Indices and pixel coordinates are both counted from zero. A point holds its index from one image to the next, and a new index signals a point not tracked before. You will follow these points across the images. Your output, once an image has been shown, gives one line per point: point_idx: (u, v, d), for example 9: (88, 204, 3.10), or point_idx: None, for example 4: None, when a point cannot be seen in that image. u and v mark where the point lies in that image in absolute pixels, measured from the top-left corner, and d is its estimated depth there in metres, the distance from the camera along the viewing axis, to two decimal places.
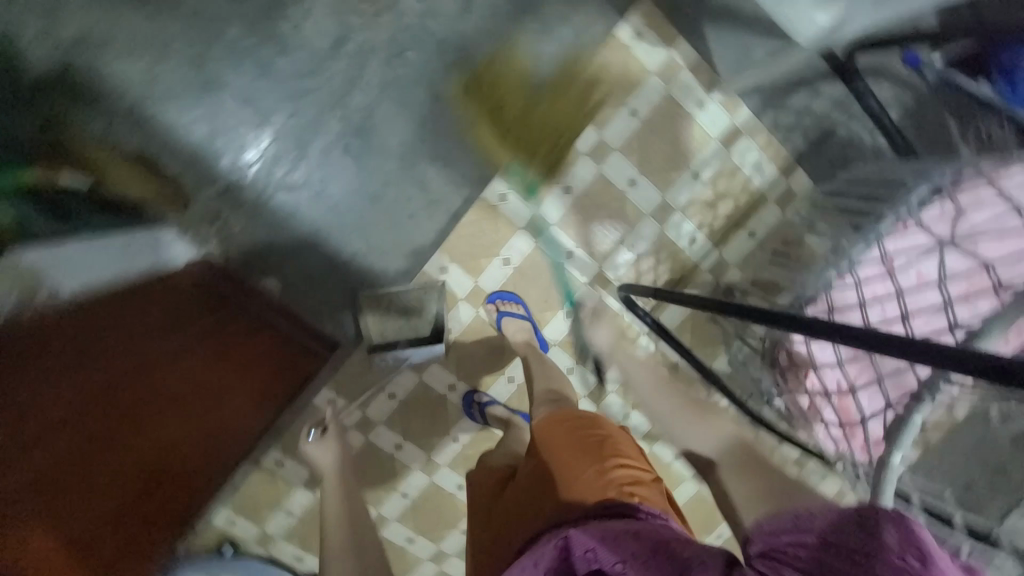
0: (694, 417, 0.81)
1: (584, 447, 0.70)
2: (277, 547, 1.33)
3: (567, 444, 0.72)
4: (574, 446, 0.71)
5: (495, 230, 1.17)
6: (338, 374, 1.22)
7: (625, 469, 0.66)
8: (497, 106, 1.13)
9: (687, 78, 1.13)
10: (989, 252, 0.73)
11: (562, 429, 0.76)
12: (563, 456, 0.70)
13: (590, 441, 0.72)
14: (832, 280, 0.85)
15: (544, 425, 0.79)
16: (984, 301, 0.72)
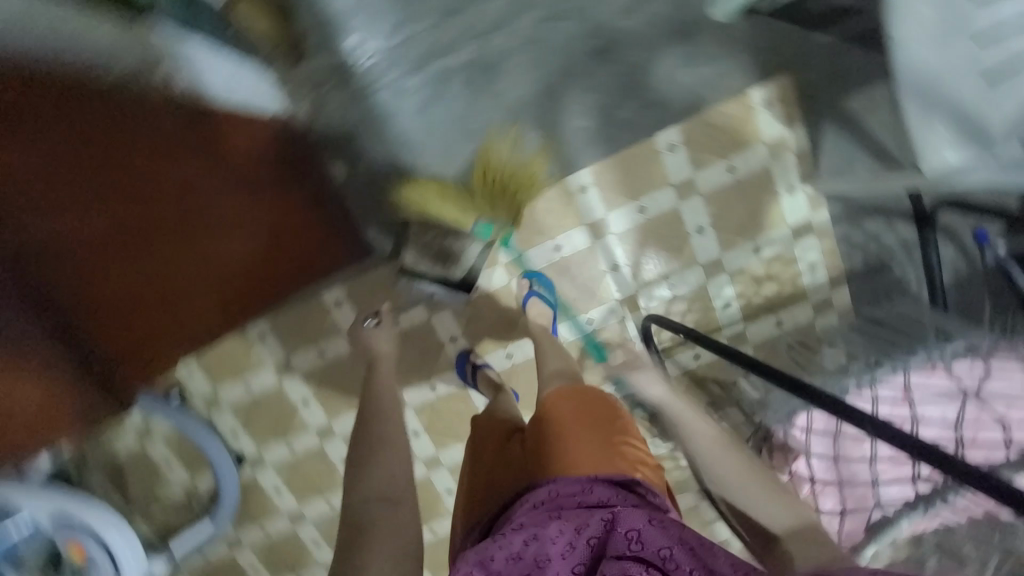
0: (767, 486, 0.73)
1: (597, 420, 0.79)
2: (218, 415, 1.31)
3: (578, 418, 0.79)
4: (585, 421, 0.78)
5: (563, 215, 1.19)
6: (355, 281, 1.24)
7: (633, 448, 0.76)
8: (616, 105, 1.13)
9: (789, 161, 1.17)
10: (1009, 414, 0.79)
11: (572, 403, 0.82)
12: (576, 422, 0.78)
13: (602, 414, 0.80)
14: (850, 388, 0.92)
15: (553, 397, 0.84)
16: (990, 452, 0.78)
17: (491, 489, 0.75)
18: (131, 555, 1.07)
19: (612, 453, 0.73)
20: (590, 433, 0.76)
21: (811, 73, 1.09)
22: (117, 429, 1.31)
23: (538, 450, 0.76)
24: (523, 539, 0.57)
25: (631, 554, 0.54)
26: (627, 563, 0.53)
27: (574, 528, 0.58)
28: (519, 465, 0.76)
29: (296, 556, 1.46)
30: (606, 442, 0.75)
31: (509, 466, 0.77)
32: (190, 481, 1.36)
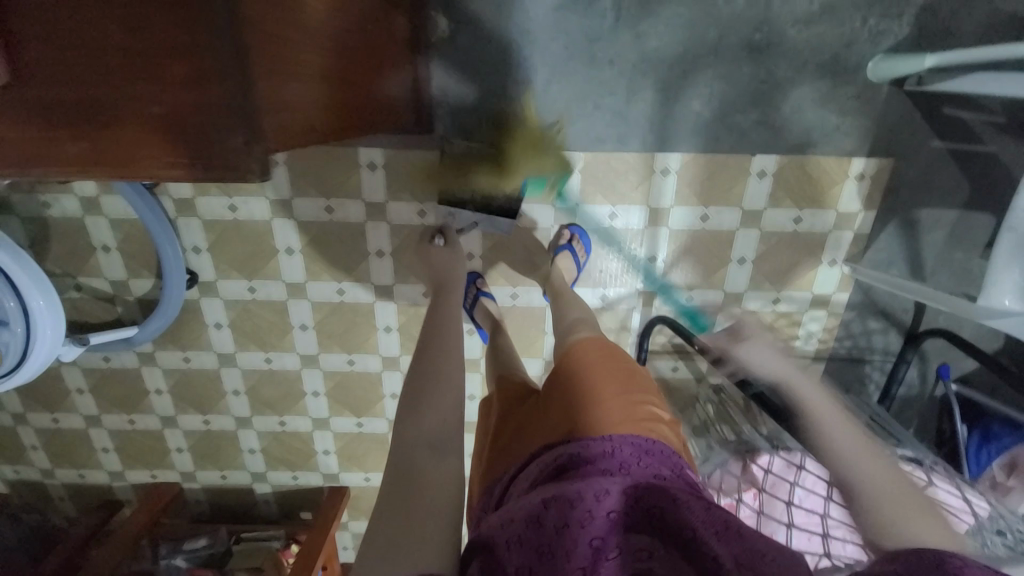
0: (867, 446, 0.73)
1: (613, 377, 0.77)
2: (185, 223, 1.16)
3: (596, 377, 0.76)
4: (601, 381, 0.75)
5: (633, 188, 1.14)
6: (397, 152, 1.10)
7: (653, 406, 0.73)
8: (739, 107, 1.06)
9: (844, 237, 1.19)
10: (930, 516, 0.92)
11: (594, 358, 0.80)
12: (589, 379, 0.76)
13: (620, 373, 0.78)
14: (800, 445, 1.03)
15: (576, 351, 0.82)
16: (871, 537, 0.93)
17: (509, 445, 0.77)
18: (49, 328, 0.94)
19: (629, 411, 0.70)
20: (602, 389, 0.74)
21: (909, 170, 1.11)
22: (62, 188, 1.12)
23: (551, 406, 0.75)
24: (537, 500, 0.56)
25: (649, 531, 0.54)
26: (646, 541, 0.53)
27: (594, 493, 0.55)
28: (533, 422, 0.76)
29: (209, 396, 1.37)
30: (621, 400, 0.72)
31: (525, 423, 0.77)
32: (125, 278, 1.21)
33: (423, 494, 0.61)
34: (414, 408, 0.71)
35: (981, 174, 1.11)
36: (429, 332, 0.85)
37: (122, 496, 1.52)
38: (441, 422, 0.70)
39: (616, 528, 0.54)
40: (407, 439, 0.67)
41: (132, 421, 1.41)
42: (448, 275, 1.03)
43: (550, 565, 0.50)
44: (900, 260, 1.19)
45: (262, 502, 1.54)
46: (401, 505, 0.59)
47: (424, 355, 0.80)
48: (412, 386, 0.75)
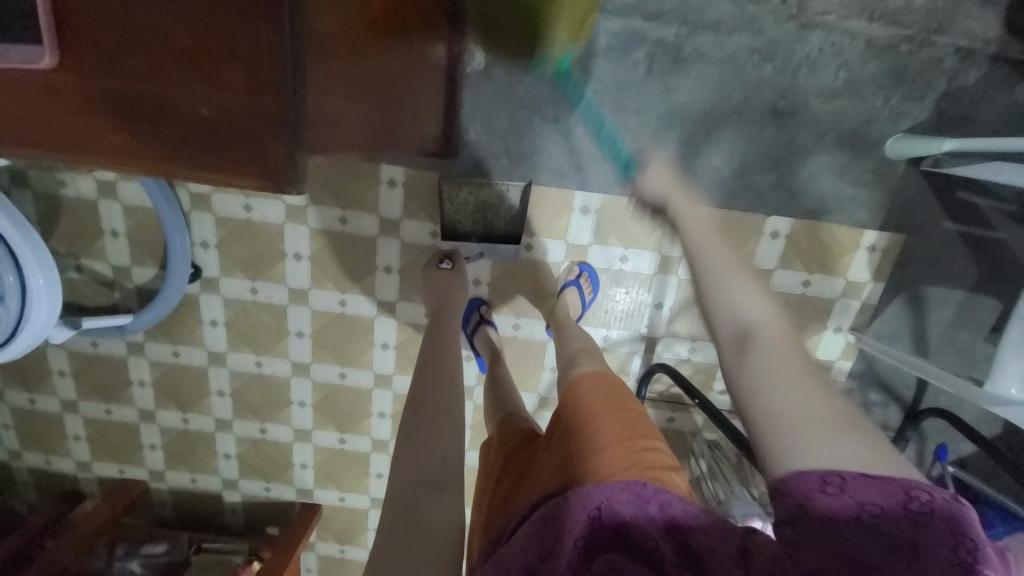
0: (736, 275, 0.59)
1: (615, 419, 0.73)
2: (198, 216, 1.16)
3: (600, 418, 0.73)
4: (604, 422, 0.73)
5: (647, 232, 1.14)
6: (418, 171, 1.11)
7: (660, 452, 0.69)
8: (757, 167, 1.09)
9: (852, 305, 1.19)
10: None
11: (597, 397, 0.77)
12: (592, 423, 0.73)
13: (625, 416, 0.74)
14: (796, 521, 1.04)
15: (579, 390, 0.80)
16: None
17: (513, 489, 0.74)
18: (44, 309, 0.92)
19: (634, 456, 0.67)
20: (604, 431, 0.71)
21: (918, 247, 1.13)
22: (81, 169, 1.12)
23: (553, 452, 0.73)
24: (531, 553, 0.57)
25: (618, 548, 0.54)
26: (615, 556, 0.53)
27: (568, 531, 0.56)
28: (537, 467, 0.73)
29: (193, 393, 1.33)
30: (625, 445, 0.69)
31: (529, 467, 0.75)
32: (128, 265, 1.20)
33: (418, 536, 0.60)
34: (412, 442, 0.69)
35: (992, 260, 1.12)
36: (429, 366, 0.82)
37: (85, 488, 1.47)
38: (442, 460, 0.67)
39: (590, 553, 0.55)
40: (405, 477, 0.65)
41: (109, 411, 1.36)
42: (452, 296, 1.03)
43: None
44: (905, 335, 1.19)
45: (228, 511, 1.48)
46: (407, 551, 0.59)
47: (427, 383, 0.77)
48: (412, 418, 0.72)
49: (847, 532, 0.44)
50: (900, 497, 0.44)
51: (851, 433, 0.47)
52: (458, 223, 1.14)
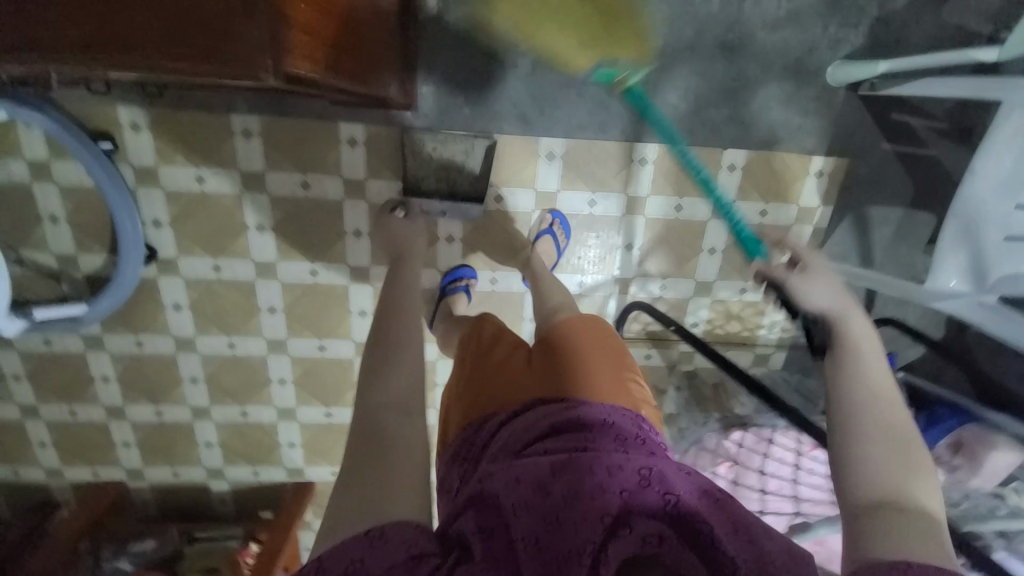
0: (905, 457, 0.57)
1: (606, 355, 0.81)
2: (146, 192, 1.09)
3: (594, 353, 0.80)
4: (596, 353, 0.80)
5: (614, 175, 1.16)
6: (380, 126, 1.09)
7: (637, 386, 0.79)
8: (712, 101, 1.12)
9: (804, 231, 1.26)
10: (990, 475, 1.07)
11: (590, 334, 0.84)
12: (591, 351, 0.80)
13: (614, 351, 0.83)
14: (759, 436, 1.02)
15: (578, 322, 0.85)
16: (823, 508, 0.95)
17: (491, 388, 0.77)
18: None
19: (615, 381, 0.76)
20: (593, 357, 0.79)
21: (860, 169, 1.21)
22: (6, 151, 1.03)
23: (546, 373, 0.77)
24: (542, 465, 0.55)
25: (658, 515, 0.51)
26: (654, 524, 0.51)
27: (607, 469, 0.54)
28: (525, 381, 0.77)
29: (163, 383, 1.28)
30: (615, 376, 0.77)
31: (516, 378, 0.77)
32: (74, 253, 1.12)
33: (396, 458, 0.57)
34: (383, 371, 0.68)
35: (924, 174, 1.23)
36: (397, 302, 0.82)
37: (57, 497, 1.41)
38: (409, 382, 0.67)
39: (629, 510, 0.51)
40: (379, 399, 0.64)
41: (73, 412, 1.30)
42: (409, 245, 1.00)
43: (559, 535, 0.49)
44: (853, 252, 1.28)
45: (217, 501, 1.44)
46: (376, 460, 0.57)
47: (392, 326, 0.75)
48: (380, 354, 0.71)
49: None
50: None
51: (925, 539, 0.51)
52: (421, 180, 1.13)
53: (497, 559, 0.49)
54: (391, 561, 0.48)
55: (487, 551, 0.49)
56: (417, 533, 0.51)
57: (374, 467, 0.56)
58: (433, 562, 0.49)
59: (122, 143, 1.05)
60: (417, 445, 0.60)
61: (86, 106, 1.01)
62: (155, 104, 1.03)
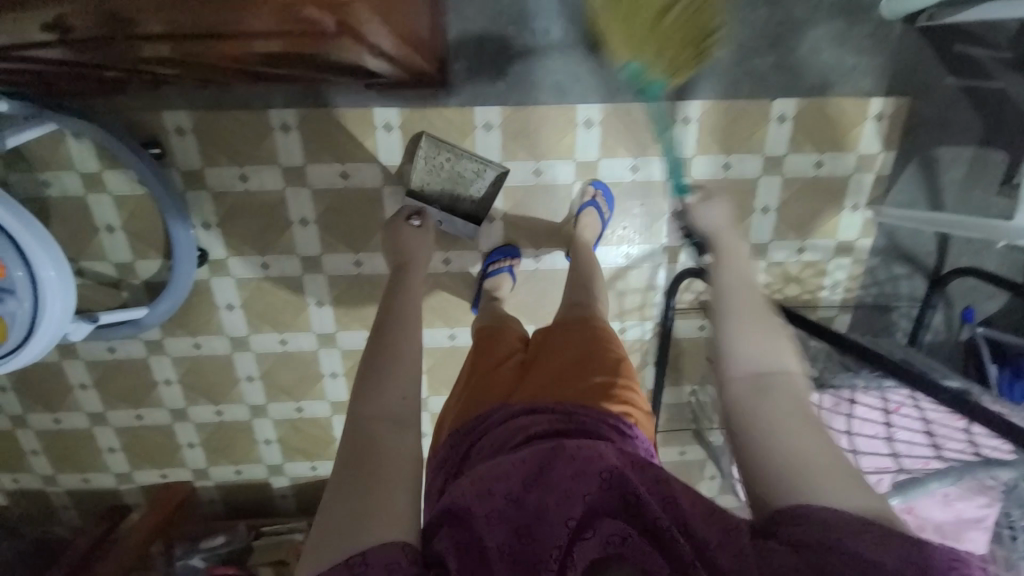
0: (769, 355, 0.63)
1: (587, 357, 0.82)
2: (194, 195, 1.11)
3: (574, 352, 0.83)
4: (575, 352, 0.83)
5: (656, 138, 1.12)
6: (414, 108, 1.07)
7: (626, 391, 0.77)
8: (757, 49, 1.06)
9: (865, 180, 1.17)
10: None
11: (570, 335, 0.86)
12: (574, 351, 0.83)
13: (598, 351, 0.83)
14: (829, 400, 0.96)
15: (564, 324, 0.89)
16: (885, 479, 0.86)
17: (483, 400, 0.79)
18: (59, 305, 0.87)
19: (595, 380, 0.77)
20: (581, 362, 0.81)
21: (925, 108, 1.12)
22: (62, 165, 1.07)
23: (532, 378, 0.80)
24: (513, 479, 0.55)
25: (623, 518, 0.52)
26: (619, 527, 0.52)
27: (573, 475, 0.54)
28: (515, 388, 0.80)
29: (222, 383, 1.31)
30: (597, 378, 0.78)
31: (506, 387, 0.81)
32: (131, 260, 1.15)
33: (382, 484, 0.54)
34: (371, 386, 0.63)
35: (995, 109, 1.12)
36: (399, 297, 0.76)
37: (129, 500, 1.46)
38: (401, 396, 0.63)
39: (594, 514, 0.52)
40: (364, 409, 0.61)
41: (140, 416, 1.34)
42: (415, 255, 0.88)
43: (530, 546, 0.50)
44: (920, 199, 1.19)
45: (279, 497, 1.47)
46: (359, 482, 0.54)
47: (382, 335, 0.68)
48: (368, 367, 0.65)
49: (845, 553, 0.45)
50: (889, 539, 0.45)
51: (832, 473, 0.52)
52: (425, 185, 1.11)
53: (472, 570, 0.49)
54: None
55: (462, 565, 0.50)
56: (400, 553, 0.49)
57: (361, 482, 0.54)
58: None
59: (168, 147, 1.08)
60: (406, 465, 0.57)
61: (134, 115, 1.05)
62: (197, 107, 1.05)
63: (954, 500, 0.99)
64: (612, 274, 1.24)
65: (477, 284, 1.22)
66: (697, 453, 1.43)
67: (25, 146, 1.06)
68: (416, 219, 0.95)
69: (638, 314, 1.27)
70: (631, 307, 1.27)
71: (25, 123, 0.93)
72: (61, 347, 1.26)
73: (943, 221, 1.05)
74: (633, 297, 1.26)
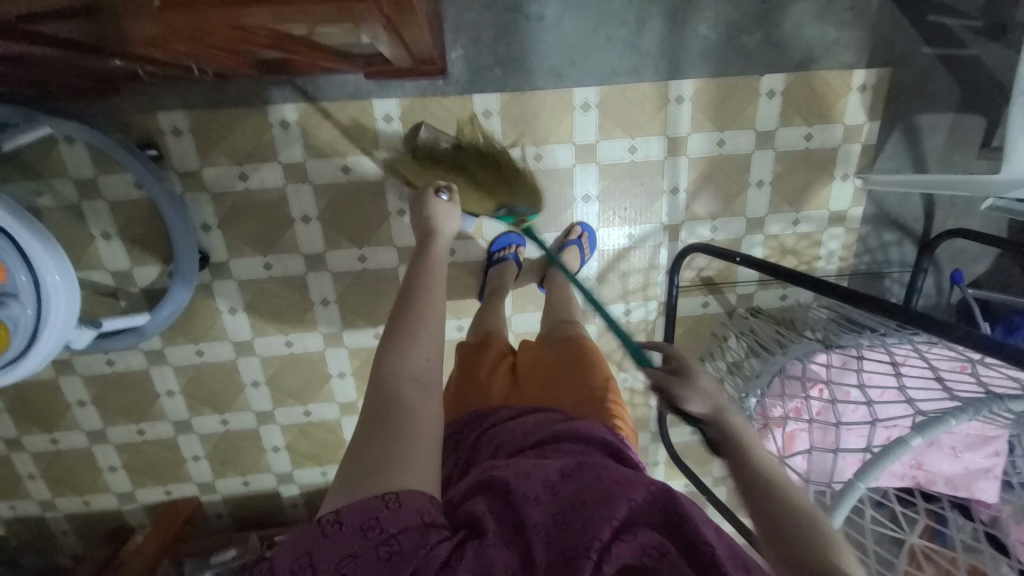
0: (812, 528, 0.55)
1: (591, 365, 0.80)
2: (194, 196, 1.10)
3: (571, 361, 0.81)
4: (574, 359, 0.81)
5: (652, 117, 1.14)
6: (413, 98, 1.08)
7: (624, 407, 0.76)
8: (743, 26, 1.10)
9: (853, 150, 1.22)
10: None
11: (569, 344, 0.85)
12: (578, 359, 0.81)
13: (603, 365, 0.82)
14: (836, 356, 0.98)
15: (567, 333, 0.88)
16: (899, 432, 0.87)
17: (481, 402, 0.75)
18: (62, 310, 0.85)
19: (593, 389, 0.75)
20: (585, 371, 0.79)
21: (905, 77, 1.16)
22: (55, 171, 1.05)
23: (539, 382, 0.78)
24: (552, 468, 0.54)
25: (660, 530, 0.50)
26: (655, 538, 0.49)
27: (619, 480, 0.53)
28: (518, 389, 0.78)
29: (227, 391, 1.28)
30: (605, 390, 0.76)
31: (507, 384, 0.79)
32: (128, 267, 1.13)
33: (415, 440, 0.54)
34: (400, 342, 0.62)
35: (968, 76, 1.17)
36: (428, 263, 0.75)
37: (132, 522, 1.41)
38: (426, 360, 0.62)
39: (634, 525, 0.50)
40: (400, 367, 0.60)
41: (141, 431, 1.30)
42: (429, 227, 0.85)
43: (566, 532, 0.49)
44: (906, 165, 1.23)
45: (289, 507, 1.44)
46: (390, 432, 0.54)
47: (411, 299, 0.68)
48: (398, 324, 0.65)
49: None
50: None
51: None
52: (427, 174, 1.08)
53: (506, 539, 0.49)
54: (403, 525, 0.47)
55: (497, 531, 0.49)
56: (427, 503, 0.49)
57: (391, 434, 0.53)
58: (442, 531, 0.48)
59: (165, 149, 1.06)
60: (432, 429, 0.56)
61: (129, 117, 1.03)
62: (193, 106, 1.04)
63: (962, 450, 1.00)
64: (613, 255, 1.25)
65: (484, 273, 1.23)
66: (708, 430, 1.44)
67: (16, 154, 1.04)
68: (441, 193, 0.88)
69: (643, 294, 1.28)
70: (637, 290, 1.28)
71: (20, 129, 0.91)
72: (57, 363, 1.22)
73: (931, 183, 1.09)
74: (636, 277, 1.27)
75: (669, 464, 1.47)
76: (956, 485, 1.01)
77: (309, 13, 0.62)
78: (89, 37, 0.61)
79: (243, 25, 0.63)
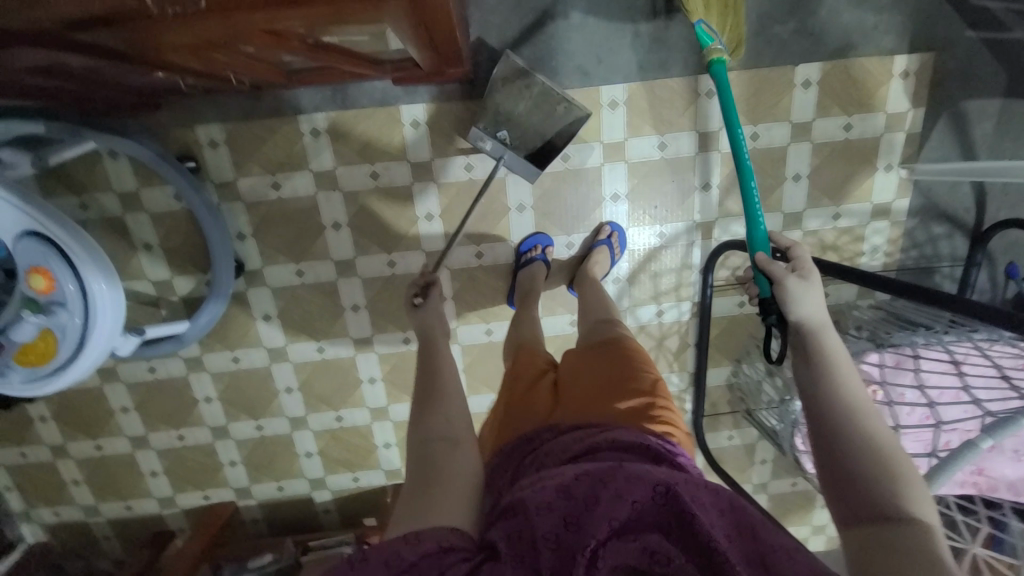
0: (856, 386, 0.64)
1: (628, 372, 0.76)
2: (229, 206, 1.13)
3: (610, 371, 0.77)
4: (614, 368, 0.78)
5: (681, 113, 1.12)
6: (439, 103, 1.09)
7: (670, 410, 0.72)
8: (774, 17, 1.06)
9: (896, 139, 1.16)
10: None
11: (611, 351, 0.82)
12: (616, 368, 0.78)
13: (642, 369, 0.78)
14: (890, 355, 0.92)
15: (607, 339, 0.85)
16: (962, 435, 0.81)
17: (519, 419, 0.73)
18: (107, 317, 0.87)
19: (630, 398, 0.71)
20: (623, 384, 0.74)
21: (951, 61, 1.10)
22: (101, 186, 1.10)
23: (575, 390, 0.75)
24: (567, 473, 0.52)
25: (674, 533, 0.47)
26: (669, 543, 0.47)
27: (625, 478, 0.50)
28: (556, 399, 0.75)
29: (261, 398, 1.30)
30: (641, 395, 0.72)
31: (544, 395, 0.76)
32: (168, 277, 1.16)
33: (444, 481, 0.55)
34: (429, 404, 0.65)
35: (1019, 58, 1.10)
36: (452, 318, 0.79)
37: (172, 526, 1.44)
38: (456, 416, 0.64)
39: (643, 525, 0.48)
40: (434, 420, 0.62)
41: (181, 437, 1.33)
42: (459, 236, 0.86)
43: (576, 532, 0.47)
44: (954, 153, 1.16)
45: (323, 513, 1.45)
46: (424, 481, 0.56)
47: (434, 369, 0.70)
48: (423, 387, 0.68)
49: None
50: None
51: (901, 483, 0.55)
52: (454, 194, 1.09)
53: (519, 557, 0.47)
54: (424, 551, 0.47)
55: (512, 552, 0.47)
56: (449, 532, 0.50)
57: (422, 484, 0.55)
58: (460, 554, 0.48)
59: (201, 161, 1.10)
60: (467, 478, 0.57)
61: (167, 131, 1.07)
62: (229, 119, 1.07)
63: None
64: (643, 254, 1.22)
65: (513, 276, 1.22)
66: (746, 435, 1.38)
67: (65, 171, 1.09)
68: (420, 296, 0.86)
69: (676, 295, 1.25)
70: (670, 291, 1.25)
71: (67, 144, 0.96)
72: (102, 371, 1.27)
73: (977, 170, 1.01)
74: (669, 278, 1.24)
75: (707, 470, 1.42)
76: (1019, 491, 0.94)
77: (340, 14, 0.61)
78: (130, 47, 0.62)
79: (274, 28, 0.63)
